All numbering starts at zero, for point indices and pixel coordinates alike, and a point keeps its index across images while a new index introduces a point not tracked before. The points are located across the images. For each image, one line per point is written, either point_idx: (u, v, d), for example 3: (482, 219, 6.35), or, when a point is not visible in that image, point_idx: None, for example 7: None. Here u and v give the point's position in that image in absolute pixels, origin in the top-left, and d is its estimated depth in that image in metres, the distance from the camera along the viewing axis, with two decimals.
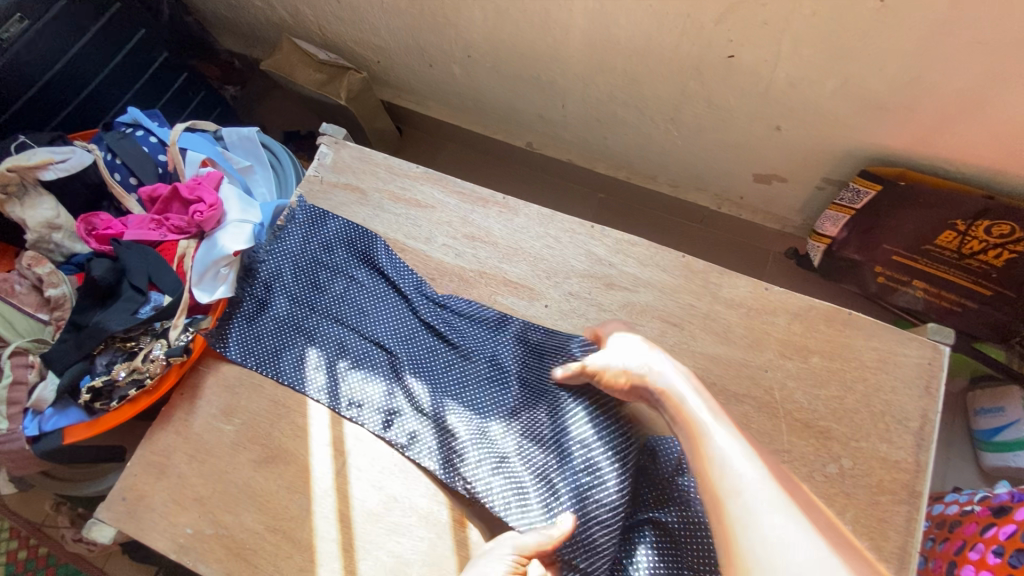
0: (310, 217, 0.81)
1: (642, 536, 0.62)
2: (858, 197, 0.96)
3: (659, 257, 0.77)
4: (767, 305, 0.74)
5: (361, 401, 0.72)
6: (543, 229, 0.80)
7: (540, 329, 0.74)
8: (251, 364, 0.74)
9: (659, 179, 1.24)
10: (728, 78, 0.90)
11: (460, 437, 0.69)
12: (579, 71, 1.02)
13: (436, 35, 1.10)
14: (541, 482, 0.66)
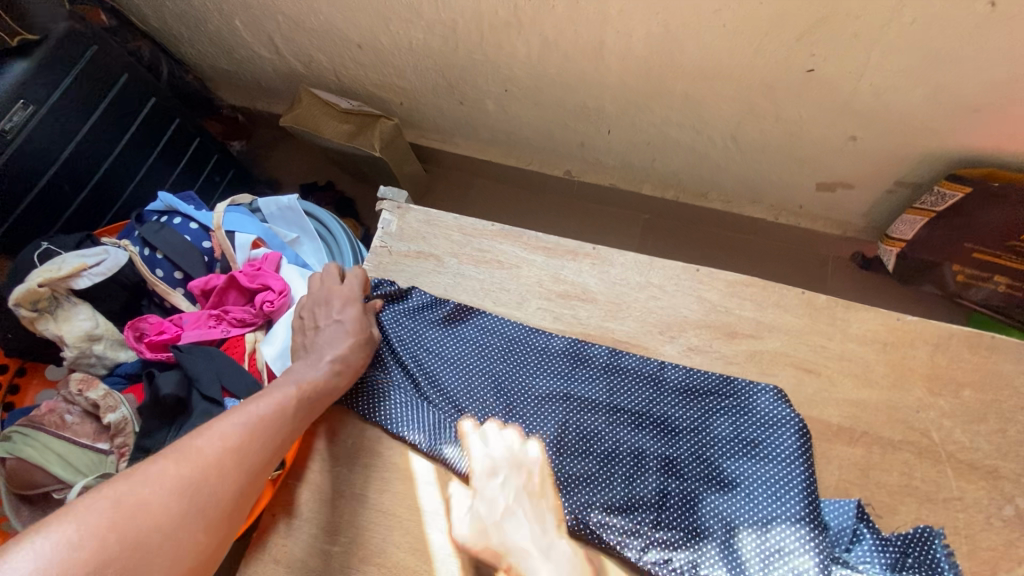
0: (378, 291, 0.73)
1: None
2: (943, 200, 0.92)
3: (777, 297, 0.71)
4: (902, 337, 0.68)
5: None
6: (643, 278, 0.74)
7: (653, 386, 0.68)
8: None
9: (710, 195, 1.18)
10: (804, 92, 0.84)
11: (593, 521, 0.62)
12: (631, 97, 0.96)
13: (470, 72, 1.03)
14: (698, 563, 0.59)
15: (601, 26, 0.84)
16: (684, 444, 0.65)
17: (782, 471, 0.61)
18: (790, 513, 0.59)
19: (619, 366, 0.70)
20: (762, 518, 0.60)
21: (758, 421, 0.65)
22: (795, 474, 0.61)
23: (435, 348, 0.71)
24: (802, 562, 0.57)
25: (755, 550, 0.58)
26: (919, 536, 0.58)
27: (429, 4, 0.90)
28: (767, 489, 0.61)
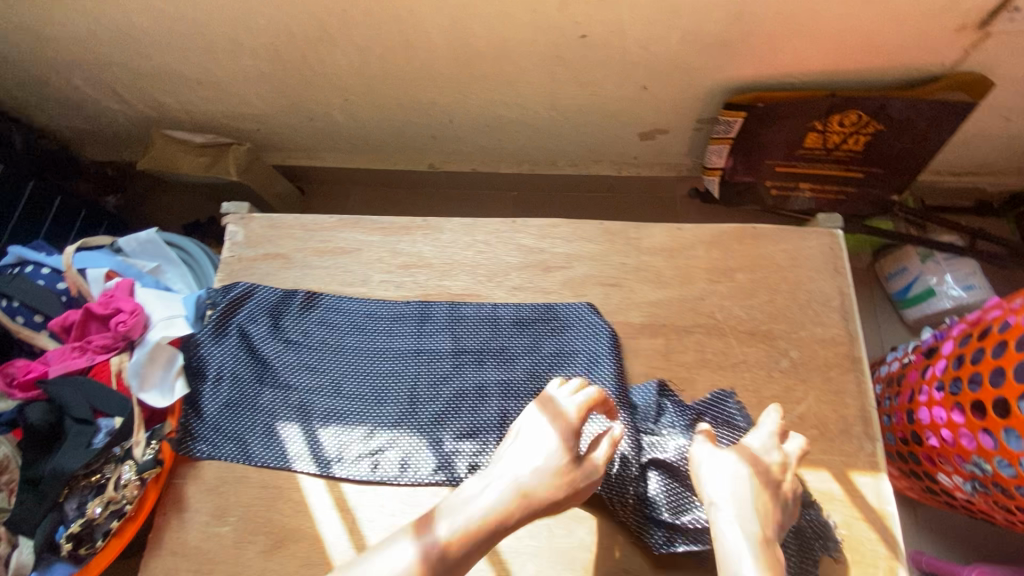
0: (229, 297, 0.80)
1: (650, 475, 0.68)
2: (731, 126, 1.06)
3: (581, 231, 0.83)
4: (683, 242, 0.82)
5: (342, 453, 0.73)
6: (469, 237, 0.83)
7: (485, 325, 0.78)
8: (223, 456, 0.73)
9: (560, 162, 1.31)
10: (587, 55, 0.98)
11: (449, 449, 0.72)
12: (453, 84, 1.08)
13: (308, 87, 1.12)
14: None
15: (399, 26, 0.95)
16: (519, 368, 0.75)
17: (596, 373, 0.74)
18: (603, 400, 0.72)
19: (455, 315, 0.79)
20: None
21: (576, 334, 0.76)
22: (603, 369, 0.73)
23: (293, 335, 0.79)
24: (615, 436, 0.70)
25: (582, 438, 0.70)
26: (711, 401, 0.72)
27: (246, 30, 0.99)
28: None
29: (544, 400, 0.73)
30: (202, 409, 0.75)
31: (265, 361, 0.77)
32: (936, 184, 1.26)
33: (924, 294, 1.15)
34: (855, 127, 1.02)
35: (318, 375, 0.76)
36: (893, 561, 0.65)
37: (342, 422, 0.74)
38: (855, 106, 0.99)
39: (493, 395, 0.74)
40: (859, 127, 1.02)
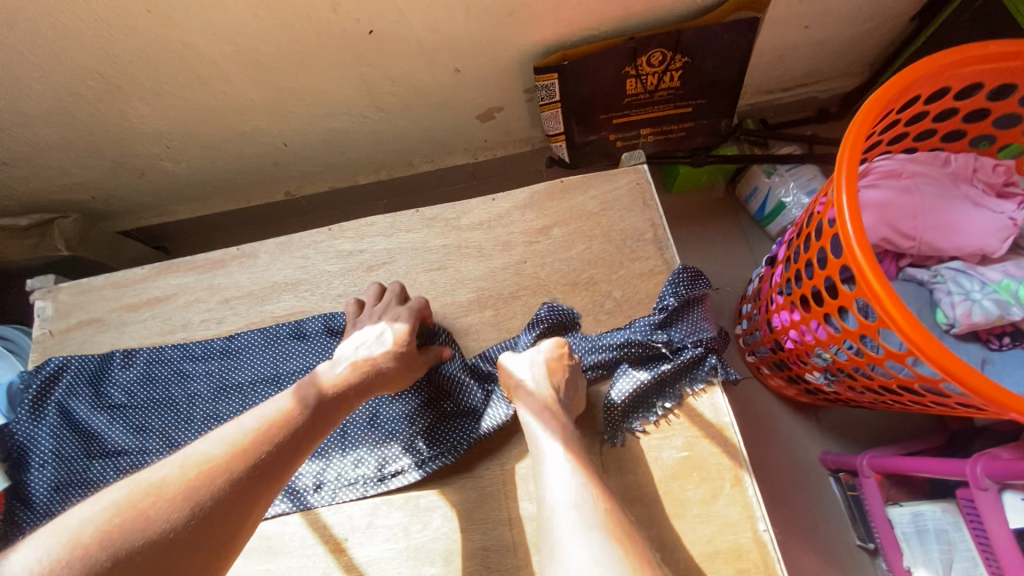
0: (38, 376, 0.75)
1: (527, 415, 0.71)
2: (551, 90, 1.07)
3: (398, 223, 0.82)
4: (500, 211, 0.82)
5: None
6: (287, 256, 0.81)
7: (313, 340, 0.75)
8: None
9: (415, 161, 1.30)
10: (384, 49, 0.96)
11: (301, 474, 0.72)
12: (268, 105, 1.05)
13: (123, 142, 1.08)
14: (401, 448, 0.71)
15: (182, 60, 0.93)
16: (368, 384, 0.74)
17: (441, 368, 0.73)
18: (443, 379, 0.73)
19: (280, 335, 0.76)
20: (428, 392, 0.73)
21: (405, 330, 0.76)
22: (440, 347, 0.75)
23: (122, 398, 0.75)
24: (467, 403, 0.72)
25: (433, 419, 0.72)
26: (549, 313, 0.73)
27: (25, 98, 0.94)
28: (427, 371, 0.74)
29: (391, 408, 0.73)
30: (28, 500, 0.69)
31: (89, 432, 0.73)
32: (769, 105, 1.30)
33: (776, 209, 1.19)
34: (664, 64, 1.04)
35: (151, 434, 0.72)
36: (738, 470, 0.67)
37: None
38: (656, 46, 1.01)
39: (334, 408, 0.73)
40: (667, 63, 1.04)
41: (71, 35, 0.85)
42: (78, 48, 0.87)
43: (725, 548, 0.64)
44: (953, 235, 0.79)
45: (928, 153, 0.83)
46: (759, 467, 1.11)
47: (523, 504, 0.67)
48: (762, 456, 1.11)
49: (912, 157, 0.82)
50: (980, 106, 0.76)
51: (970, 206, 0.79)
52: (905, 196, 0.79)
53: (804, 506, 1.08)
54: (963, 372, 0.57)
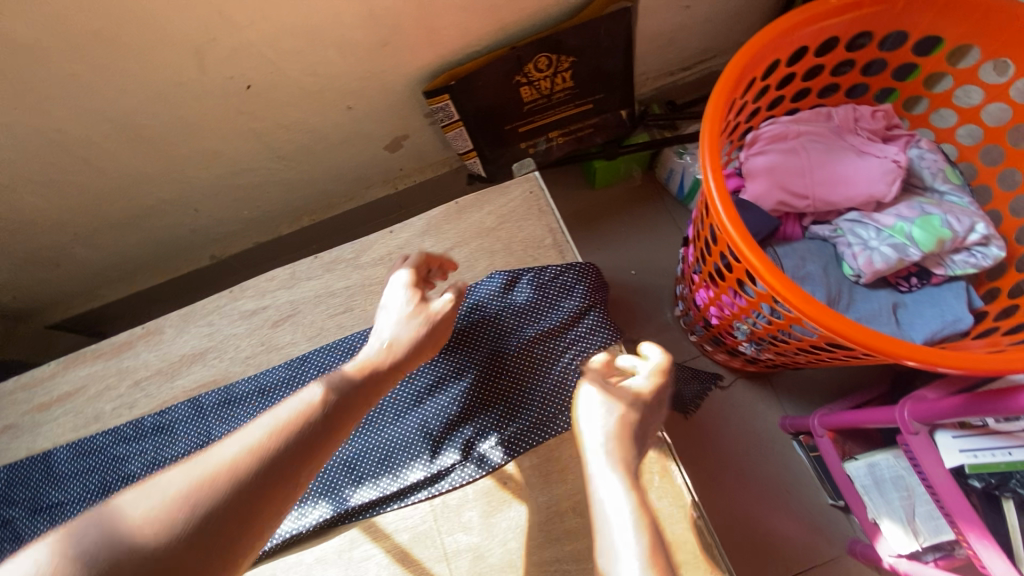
0: None
1: (492, 428, 0.69)
2: (447, 111, 1.07)
3: (300, 272, 0.81)
4: (398, 243, 0.81)
5: None
6: (192, 326, 0.79)
7: (225, 392, 0.74)
8: None
9: (336, 202, 1.30)
10: (269, 101, 0.96)
11: None
12: (166, 176, 1.04)
13: (28, 238, 1.06)
14: (361, 483, 0.68)
15: (61, 148, 0.91)
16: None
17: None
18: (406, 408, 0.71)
19: (197, 401, 0.74)
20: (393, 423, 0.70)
21: None
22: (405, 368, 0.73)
23: (45, 500, 0.72)
24: (427, 425, 0.70)
25: (393, 449, 0.69)
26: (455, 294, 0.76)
27: None
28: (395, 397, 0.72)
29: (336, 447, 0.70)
30: None
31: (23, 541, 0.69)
32: (674, 86, 1.31)
33: (695, 186, 1.20)
34: (554, 67, 1.05)
35: None
36: (664, 461, 0.67)
37: None
38: (540, 51, 1.01)
39: None
40: (556, 66, 1.05)
41: None
42: None
43: None
44: (846, 187, 0.79)
45: (810, 111, 0.83)
46: (723, 446, 1.10)
47: (456, 535, 0.66)
48: (722, 432, 1.11)
49: (795, 118, 0.83)
50: (844, 58, 0.76)
51: (856, 156, 0.80)
52: (791, 156, 0.80)
53: (772, 473, 1.08)
54: (845, 328, 0.57)
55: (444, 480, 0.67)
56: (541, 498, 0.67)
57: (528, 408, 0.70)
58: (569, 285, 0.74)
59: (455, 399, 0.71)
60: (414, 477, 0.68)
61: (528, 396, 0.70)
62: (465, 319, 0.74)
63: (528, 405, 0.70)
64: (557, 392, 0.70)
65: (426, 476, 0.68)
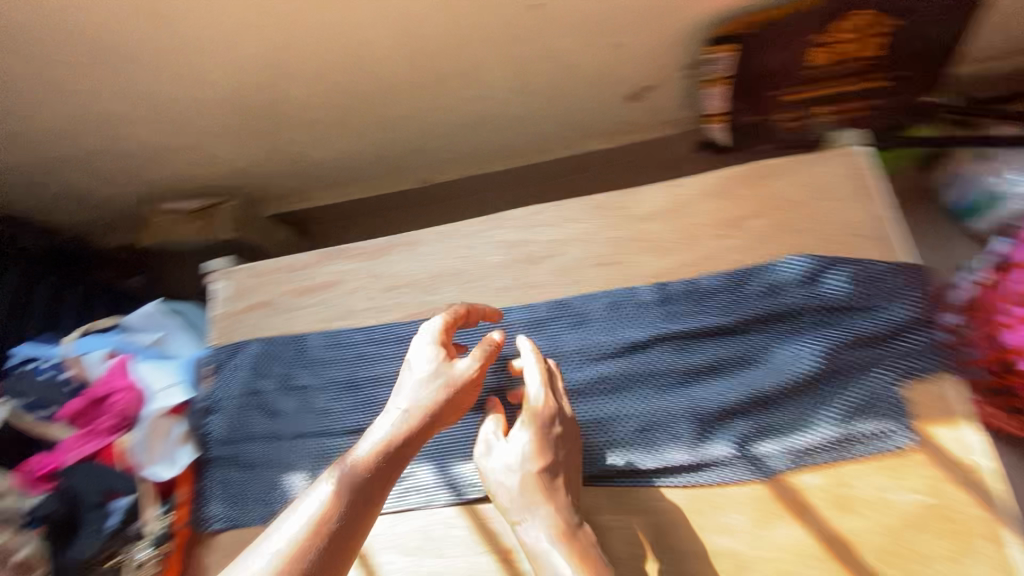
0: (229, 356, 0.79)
1: (772, 432, 0.61)
2: (722, 63, 0.97)
3: (569, 211, 0.75)
4: (681, 200, 0.72)
5: None
6: (449, 244, 0.78)
7: (481, 317, 0.73)
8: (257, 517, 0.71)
9: (551, 146, 1.25)
10: (546, 24, 0.91)
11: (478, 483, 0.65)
12: (416, 91, 1.03)
13: (281, 130, 1.11)
14: (614, 449, 0.63)
15: (345, 44, 0.92)
16: (563, 373, 0.67)
17: (645, 332, 0.66)
18: (674, 385, 0.64)
19: (450, 320, 0.73)
20: (658, 396, 0.64)
21: (626, 322, 0.68)
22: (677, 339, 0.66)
23: (303, 377, 0.76)
24: (696, 409, 0.63)
25: (654, 424, 0.63)
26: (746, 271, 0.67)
27: (203, 88, 0.99)
28: (662, 368, 0.65)
29: (590, 404, 0.65)
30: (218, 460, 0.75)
31: (281, 413, 0.75)
32: (976, 76, 1.10)
33: (988, 203, 0.99)
34: (863, 30, 0.92)
35: (333, 418, 0.73)
36: (999, 527, 0.54)
37: None
38: (857, 8, 0.89)
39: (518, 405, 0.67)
40: (867, 28, 0.92)
41: (246, 19, 0.85)
42: (253, 34, 0.88)
43: None
44: None
45: None
46: None
47: (717, 536, 0.59)
48: None
49: None
50: None
51: None
52: None
53: None
54: None
55: (708, 471, 0.61)
56: (827, 523, 0.57)
57: (823, 420, 0.60)
58: (892, 293, 0.62)
59: (732, 387, 0.63)
60: (673, 459, 0.62)
61: (823, 408, 0.60)
62: (755, 301, 0.65)
63: (822, 418, 0.60)
64: (865, 411, 0.59)
65: (690, 463, 0.61)
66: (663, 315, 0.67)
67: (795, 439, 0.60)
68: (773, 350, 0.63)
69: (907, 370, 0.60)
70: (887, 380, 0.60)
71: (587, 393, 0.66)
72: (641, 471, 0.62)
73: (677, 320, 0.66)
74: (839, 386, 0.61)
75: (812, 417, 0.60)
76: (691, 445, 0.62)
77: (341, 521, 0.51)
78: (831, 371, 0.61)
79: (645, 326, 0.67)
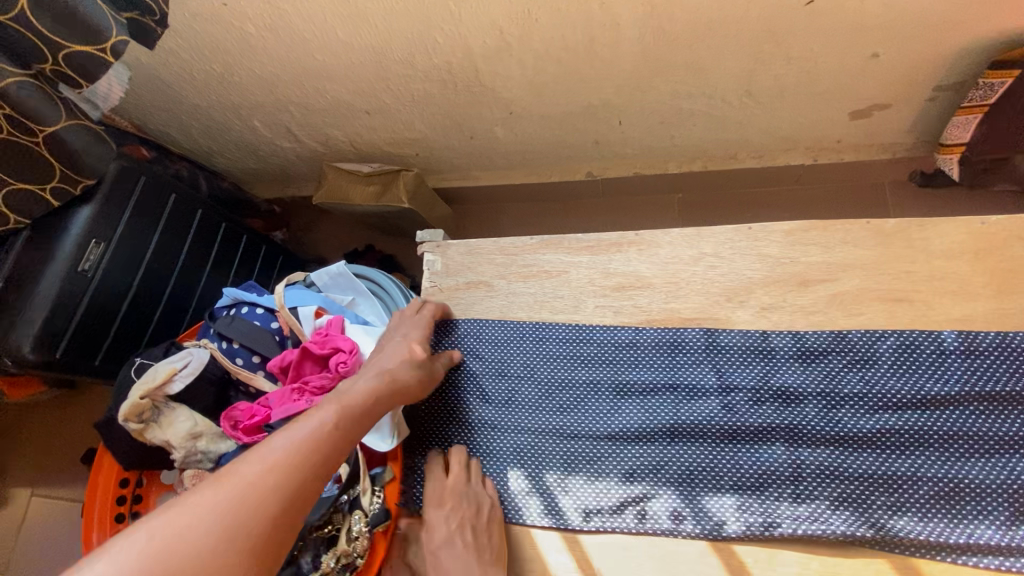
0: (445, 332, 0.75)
1: None
2: (993, 90, 0.86)
3: (847, 233, 0.67)
4: (992, 240, 0.63)
5: (602, 506, 0.62)
6: (694, 250, 0.72)
7: (736, 336, 0.66)
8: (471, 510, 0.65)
9: (740, 156, 1.16)
10: (807, 27, 0.83)
11: (737, 522, 0.58)
12: (633, 82, 0.97)
13: (473, 105, 1.07)
14: (908, 514, 0.56)
15: (582, 25, 0.86)
16: (842, 416, 0.60)
17: (946, 386, 0.59)
18: (982, 452, 0.56)
19: (698, 334, 0.67)
20: (963, 463, 0.56)
21: (922, 371, 0.60)
22: (986, 402, 0.58)
23: (525, 369, 0.71)
24: (1012, 484, 0.55)
25: (959, 493, 0.55)
26: None
27: (417, 54, 0.95)
28: (969, 431, 0.57)
29: (876, 457, 0.58)
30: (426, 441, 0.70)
31: (496, 402, 0.69)
32: None
33: None
34: None
35: (557, 418, 0.67)
36: None
37: (597, 473, 0.63)
38: None
39: (784, 443, 0.60)
40: None
41: None
42: (496, 4, 0.84)
43: None
44: None
45: None
46: None
47: None
48: None
49: None
50: None
51: None
52: None
53: None
54: None
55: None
56: None
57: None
58: None
59: None
60: (983, 537, 0.54)
61: None
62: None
63: None
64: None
65: (1006, 545, 0.53)
66: (969, 369, 0.59)
67: None
68: None
69: None
70: None
71: (870, 444, 0.59)
72: (941, 545, 0.54)
73: (988, 377, 0.58)
74: None
75: None
76: (1006, 525, 0.54)
77: (310, 452, 0.52)
78: None
79: (946, 379, 0.59)
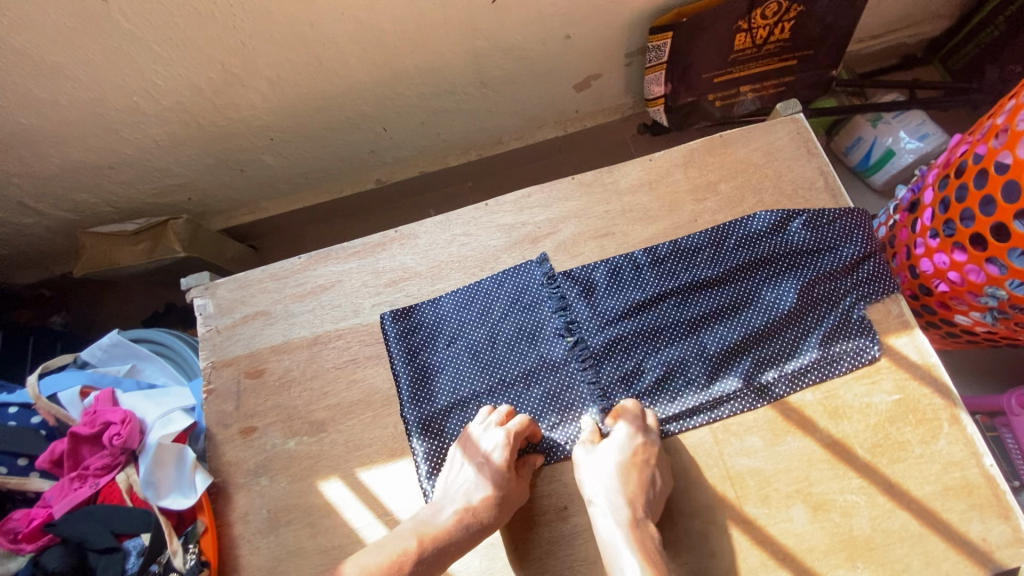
0: (235, 371, 0.75)
1: (771, 363, 0.70)
2: (661, 50, 1.05)
3: (556, 191, 0.80)
4: (659, 171, 0.80)
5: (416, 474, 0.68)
6: (448, 233, 0.80)
7: (492, 293, 0.75)
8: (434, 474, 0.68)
9: (505, 139, 1.29)
10: (503, 19, 0.95)
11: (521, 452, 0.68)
12: (378, 89, 1.03)
13: (230, 138, 1.05)
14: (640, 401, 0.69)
15: (305, 46, 0.89)
16: (580, 339, 0.72)
17: (648, 292, 0.73)
18: (682, 335, 0.71)
19: (460, 301, 0.75)
20: (670, 348, 0.71)
21: (629, 285, 0.74)
22: (676, 296, 0.73)
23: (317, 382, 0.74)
24: (706, 353, 0.70)
25: (671, 373, 0.70)
26: (722, 227, 0.75)
27: (143, 99, 0.91)
28: (669, 323, 0.72)
29: (612, 363, 0.71)
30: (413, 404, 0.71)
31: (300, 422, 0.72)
32: (863, 53, 1.28)
33: (885, 157, 1.18)
34: (778, 16, 1.02)
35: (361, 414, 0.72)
36: (953, 409, 0.67)
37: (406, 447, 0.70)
38: None
39: (545, 375, 0.71)
40: (781, 14, 1.02)
41: (200, 23, 0.81)
42: (208, 39, 0.84)
43: (955, 485, 0.64)
44: None
45: None
46: None
47: (739, 459, 0.66)
48: None
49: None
50: None
51: None
52: None
53: None
54: None
55: (724, 405, 0.68)
56: (826, 431, 0.67)
57: (809, 346, 0.70)
58: (839, 234, 0.74)
59: (731, 330, 0.71)
60: (694, 400, 0.69)
61: (806, 339, 0.70)
62: (736, 252, 0.74)
63: (805, 345, 0.70)
64: (841, 333, 0.70)
65: (709, 401, 0.68)
66: (659, 274, 0.74)
67: (790, 366, 0.69)
68: (760, 293, 0.72)
69: (863, 297, 0.71)
70: (847, 306, 0.71)
71: (606, 355, 0.71)
72: (668, 416, 0.68)
73: (673, 277, 0.74)
74: (815, 317, 0.71)
75: (799, 345, 0.70)
76: (707, 386, 0.69)
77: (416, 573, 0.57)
78: (807, 305, 0.71)
79: (647, 288, 0.73)
